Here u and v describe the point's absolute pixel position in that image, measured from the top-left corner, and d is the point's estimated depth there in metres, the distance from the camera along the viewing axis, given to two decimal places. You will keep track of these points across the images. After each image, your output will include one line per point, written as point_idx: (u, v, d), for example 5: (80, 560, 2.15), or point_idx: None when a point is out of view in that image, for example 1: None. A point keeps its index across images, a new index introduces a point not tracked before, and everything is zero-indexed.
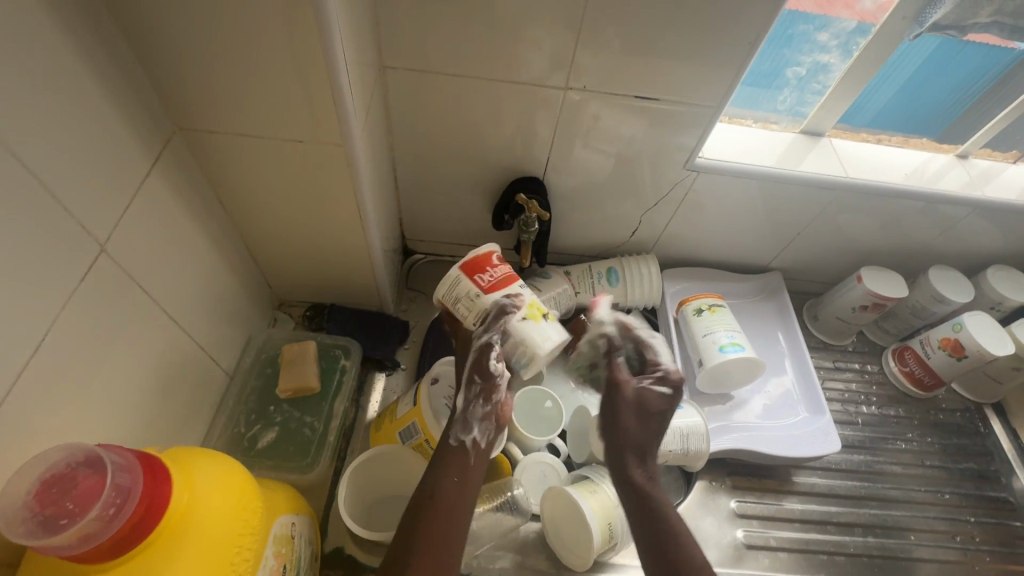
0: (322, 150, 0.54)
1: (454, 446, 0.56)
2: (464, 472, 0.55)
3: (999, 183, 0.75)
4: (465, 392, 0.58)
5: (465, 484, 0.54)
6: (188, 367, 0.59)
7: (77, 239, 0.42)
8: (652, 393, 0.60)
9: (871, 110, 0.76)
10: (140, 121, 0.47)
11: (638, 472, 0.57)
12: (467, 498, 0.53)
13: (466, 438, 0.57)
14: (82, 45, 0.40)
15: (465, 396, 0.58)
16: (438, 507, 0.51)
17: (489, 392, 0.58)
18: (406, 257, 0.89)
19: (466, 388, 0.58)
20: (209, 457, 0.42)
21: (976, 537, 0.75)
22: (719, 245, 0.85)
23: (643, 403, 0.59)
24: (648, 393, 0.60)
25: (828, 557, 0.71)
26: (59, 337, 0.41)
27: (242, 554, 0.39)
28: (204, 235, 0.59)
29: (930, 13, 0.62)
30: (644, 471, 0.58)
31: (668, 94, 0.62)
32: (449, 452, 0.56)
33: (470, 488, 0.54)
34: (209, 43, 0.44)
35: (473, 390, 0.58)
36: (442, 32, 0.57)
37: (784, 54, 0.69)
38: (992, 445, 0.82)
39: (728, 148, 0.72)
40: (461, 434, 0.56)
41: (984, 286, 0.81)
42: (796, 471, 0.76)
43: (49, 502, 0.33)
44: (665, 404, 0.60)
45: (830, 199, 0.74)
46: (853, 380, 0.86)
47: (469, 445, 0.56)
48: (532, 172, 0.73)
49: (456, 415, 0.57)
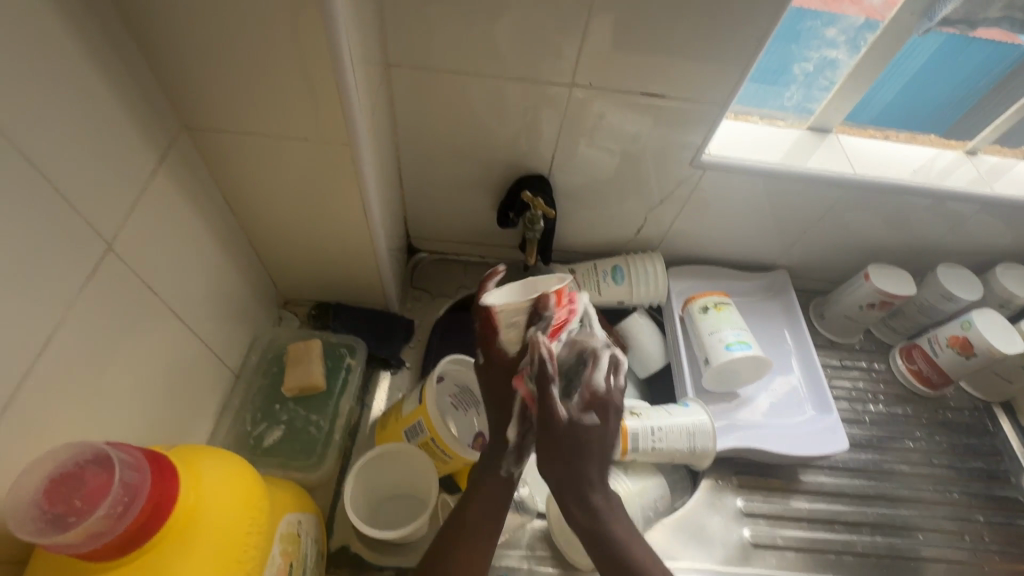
0: (328, 149, 0.54)
1: (503, 475, 0.58)
2: (499, 497, 0.57)
3: (1008, 179, 0.75)
4: (518, 428, 0.59)
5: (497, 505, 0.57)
6: (193, 366, 0.59)
7: (84, 237, 0.42)
8: (583, 428, 0.55)
9: (878, 105, 0.75)
10: (145, 119, 0.47)
11: (591, 502, 0.55)
12: (496, 520, 0.56)
13: (516, 469, 0.59)
14: (88, 42, 0.40)
15: (517, 430, 0.58)
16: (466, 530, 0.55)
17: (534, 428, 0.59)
18: (410, 255, 0.89)
19: (519, 424, 0.58)
20: (216, 455, 0.42)
21: (985, 537, 0.74)
22: (725, 242, 0.84)
23: (574, 436, 0.55)
24: (596, 400, 0.56)
25: (836, 556, 0.70)
26: (66, 334, 0.41)
27: (249, 552, 0.39)
28: (209, 233, 0.59)
29: (938, 8, 0.60)
30: (584, 511, 0.55)
31: (675, 90, 0.61)
32: (495, 477, 0.58)
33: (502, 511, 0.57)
34: (214, 40, 0.44)
35: (524, 427, 0.59)
36: (447, 29, 0.56)
37: (791, 50, 0.69)
38: (1001, 445, 0.82)
39: (735, 146, 0.72)
40: (512, 466, 0.59)
41: (993, 284, 0.80)
42: (803, 469, 0.76)
43: (57, 500, 0.33)
44: (596, 433, 0.55)
45: (837, 197, 0.73)
46: (860, 378, 0.85)
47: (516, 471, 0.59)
48: (537, 170, 0.73)
49: (510, 447, 0.58)
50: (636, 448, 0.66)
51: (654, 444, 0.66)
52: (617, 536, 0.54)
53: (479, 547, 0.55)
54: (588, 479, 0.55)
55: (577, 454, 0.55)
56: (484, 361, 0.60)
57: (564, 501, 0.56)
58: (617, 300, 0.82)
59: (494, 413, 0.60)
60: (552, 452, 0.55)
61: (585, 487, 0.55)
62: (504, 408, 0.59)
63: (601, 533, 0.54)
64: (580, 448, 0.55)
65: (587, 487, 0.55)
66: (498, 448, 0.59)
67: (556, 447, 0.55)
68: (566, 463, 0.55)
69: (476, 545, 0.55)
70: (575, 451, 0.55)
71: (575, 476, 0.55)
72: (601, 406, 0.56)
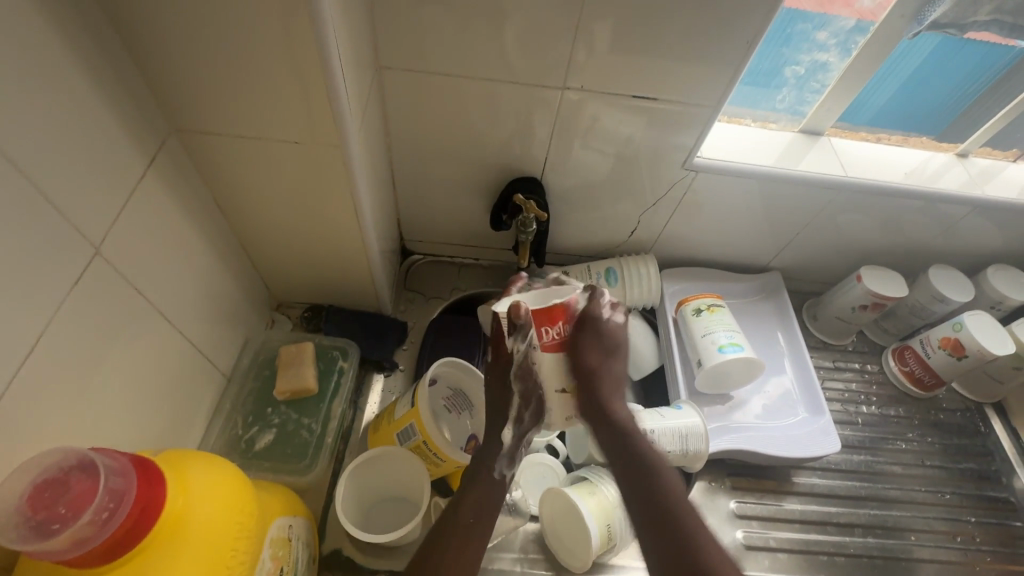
0: (319, 151, 0.54)
1: (495, 477, 0.58)
2: (489, 499, 0.56)
3: (999, 182, 0.75)
4: (513, 429, 0.59)
5: (479, 519, 0.55)
6: (184, 369, 0.59)
7: (72, 242, 0.42)
8: (597, 361, 0.56)
9: (870, 108, 0.76)
10: (134, 122, 0.47)
11: (616, 420, 0.57)
12: (485, 524, 0.55)
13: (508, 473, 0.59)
14: (75, 45, 0.40)
15: (514, 430, 0.59)
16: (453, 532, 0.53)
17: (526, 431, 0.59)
18: (404, 257, 0.89)
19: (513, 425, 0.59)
20: (204, 460, 0.42)
21: (976, 538, 0.74)
22: (718, 244, 0.84)
23: (594, 374, 0.56)
24: (613, 327, 0.59)
25: (829, 557, 0.70)
26: (53, 339, 0.41)
27: (238, 557, 0.39)
28: (200, 236, 0.59)
29: (928, 12, 0.62)
30: (609, 433, 0.57)
31: (667, 92, 0.61)
32: (486, 481, 0.57)
33: (486, 519, 0.55)
34: (203, 44, 0.44)
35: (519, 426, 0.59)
36: (438, 32, 0.56)
37: (782, 53, 0.69)
38: (992, 445, 0.82)
39: (727, 148, 0.72)
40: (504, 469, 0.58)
41: (984, 285, 0.81)
42: (796, 471, 0.76)
43: (42, 507, 0.33)
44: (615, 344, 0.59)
45: (829, 199, 0.74)
46: (853, 379, 0.86)
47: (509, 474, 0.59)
48: (530, 172, 0.73)
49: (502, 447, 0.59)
50: None
51: None
52: (643, 454, 0.56)
53: (467, 552, 0.53)
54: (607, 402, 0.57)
55: (601, 377, 0.56)
56: (491, 359, 0.60)
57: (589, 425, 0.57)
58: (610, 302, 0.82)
59: (491, 413, 0.60)
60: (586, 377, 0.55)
61: (609, 410, 0.57)
62: (501, 408, 0.59)
63: (631, 446, 0.56)
64: (600, 374, 0.56)
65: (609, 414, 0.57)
66: (492, 450, 0.59)
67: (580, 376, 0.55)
68: (593, 388, 0.56)
69: (464, 550, 0.53)
70: (596, 381, 0.56)
71: (598, 403, 0.56)
72: (613, 338, 0.59)
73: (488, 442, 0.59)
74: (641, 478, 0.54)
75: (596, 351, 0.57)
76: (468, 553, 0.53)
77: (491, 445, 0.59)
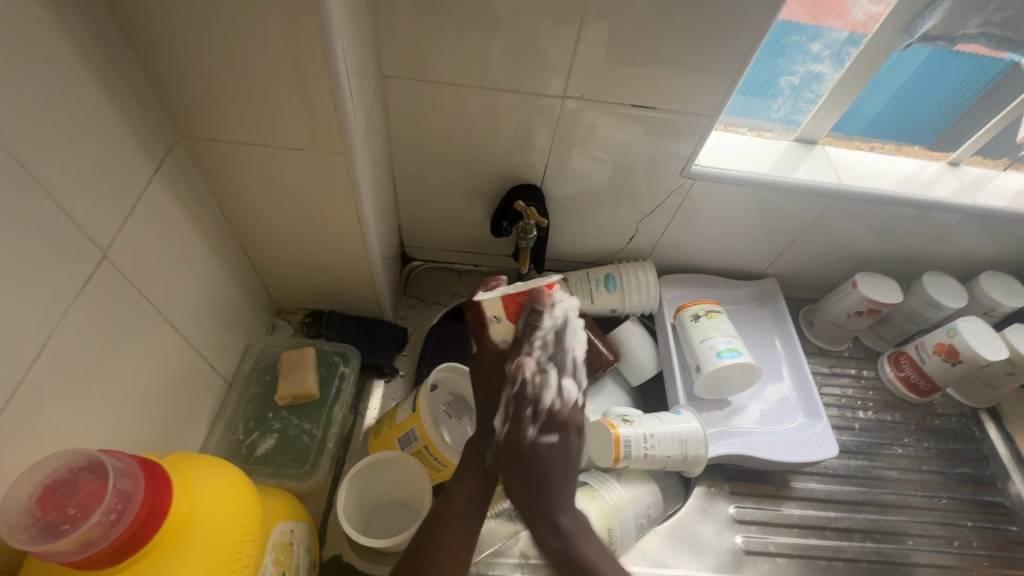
0: (323, 158, 0.55)
1: (484, 466, 0.59)
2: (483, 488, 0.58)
3: (990, 191, 0.76)
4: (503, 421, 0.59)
5: (473, 501, 0.57)
6: (187, 374, 0.59)
7: (81, 245, 0.42)
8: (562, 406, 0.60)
9: (864, 117, 0.77)
10: (142, 129, 0.48)
11: (562, 528, 0.55)
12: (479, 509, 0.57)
13: (499, 462, 0.59)
14: (86, 54, 0.41)
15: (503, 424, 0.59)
16: (445, 524, 0.55)
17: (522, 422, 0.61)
18: (404, 264, 0.89)
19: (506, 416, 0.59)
20: (208, 465, 0.42)
21: (973, 542, 0.75)
22: (716, 251, 0.85)
23: (539, 456, 0.58)
24: (540, 445, 0.58)
25: (827, 562, 0.71)
26: (61, 342, 0.42)
27: (242, 560, 0.40)
28: (203, 241, 0.59)
29: (919, 24, 0.62)
30: (556, 535, 0.55)
31: (665, 102, 0.62)
32: (476, 467, 0.59)
33: (478, 504, 0.57)
34: (211, 52, 0.45)
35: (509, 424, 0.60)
36: (440, 41, 0.57)
37: (778, 64, 0.71)
38: (988, 450, 0.83)
39: (724, 156, 0.73)
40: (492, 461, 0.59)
41: (977, 292, 0.82)
42: (794, 476, 0.77)
43: (52, 508, 0.33)
44: (561, 448, 0.59)
45: (825, 206, 0.75)
46: (849, 385, 0.86)
47: (500, 465, 0.59)
48: (530, 179, 0.74)
49: (493, 441, 0.59)
50: (628, 455, 0.66)
51: (647, 451, 0.67)
52: (587, 556, 0.53)
53: (457, 540, 0.54)
54: (551, 499, 0.56)
55: (536, 484, 0.57)
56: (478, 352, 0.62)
57: (534, 526, 0.56)
58: (609, 308, 0.82)
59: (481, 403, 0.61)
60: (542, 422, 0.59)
61: (551, 512, 0.56)
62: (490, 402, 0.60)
63: (574, 552, 0.54)
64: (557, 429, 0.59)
65: (539, 525, 0.56)
66: (482, 440, 0.60)
67: (520, 462, 0.57)
68: (530, 488, 0.57)
69: (459, 530, 0.55)
70: (535, 473, 0.57)
71: (544, 504, 0.56)
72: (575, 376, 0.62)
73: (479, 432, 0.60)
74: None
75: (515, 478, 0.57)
76: (456, 545, 0.54)
77: (484, 435, 0.60)
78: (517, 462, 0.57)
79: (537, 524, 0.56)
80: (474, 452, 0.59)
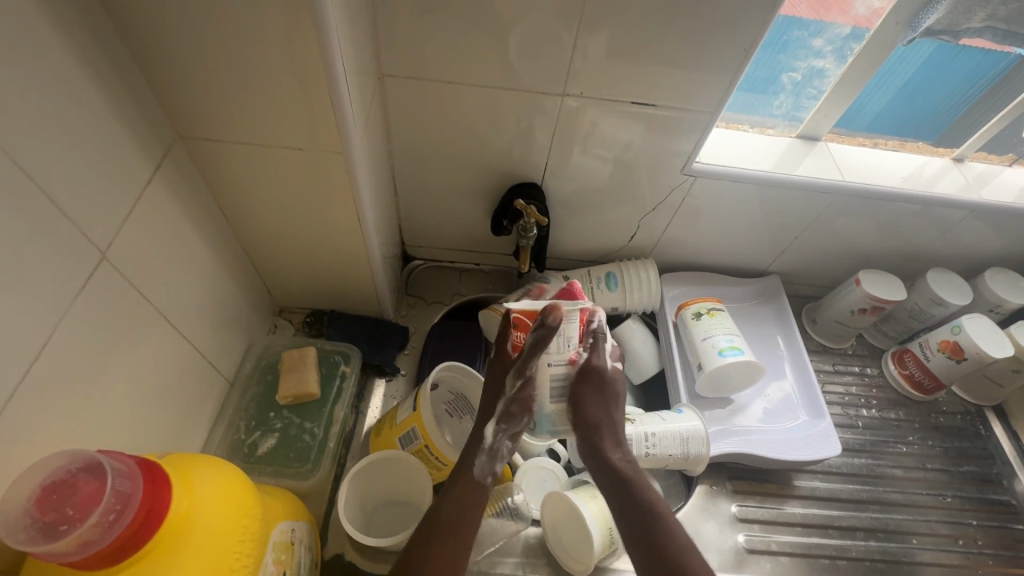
0: (322, 158, 0.55)
1: (474, 476, 0.59)
2: (469, 500, 0.57)
3: (996, 186, 0.76)
4: (495, 427, 0.62)
5: (464, 514, 0.56)
6: (188, 374, 0.59)
7: (79, 247, 0.42)
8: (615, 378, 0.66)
9: (867, 114, 0.77)
10: (141, 129, 0.48)
11: (619, 456, 0.62)
12: (468, 522, 0.56)
13: (488, 471, 0.60)
14: (83, 54, 0.41)
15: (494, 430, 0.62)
16: (436, 533, 0.54)
17: (514, 430, 0.62)
18: (405, 263, 0.89)
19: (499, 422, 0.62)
20: (207, 464, 0.42)
21: (978, 541, 0.74)
22: (718, 249, 0.85)
23: (605, 390, 0.64)
24: (614, 372, 0.66)
25: (831, 561, 0.70)
26: (60, 343, 0.42)
27: (242, 560, 0.40)
28: (203, 241, 0.59)
29: (922, 19, 0.61)
30: (622, 456, 0.62)
31: (665, 99, 0.62)
32: (467, 476, 0.59)
33: (470, 516, 0.56)
34: (209, 52, 0.45)
35: (506, 426, 0.62)
36: (439, 39, 0.57)
37: (779, 60, 0.70)
38: (993, 448, 0.82)
39: (726, 152, 0.72)
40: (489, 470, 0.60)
41: (982, 289, 0.81)
42: (797, 474, 0.76)
43: (49, 508, 0.33)
44: (617, 386, 0.66)
45: (828, 203, 0.74)
46: (853, 383, 0.86)
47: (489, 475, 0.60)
48: (530, 178, 0.74)
49: (483, 446, 0.61)
50: (629, 454, 0.66)
51: (648, 450, 0.67)
52: (648, 488, 0.59)
53: (444, 551, 0.54)
54: (616, 421, 0.64)
55: (607, 403, 0.64)
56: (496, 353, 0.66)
57: (598, 442, 0.63)
58: (611, 306, 0.82)
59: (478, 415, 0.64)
60: (592, 394, 0.64)
61: (617, 435, 0.64)
62: (489, 407, 0.63)
63: (638, 476, 0.60)
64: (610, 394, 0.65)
65: (609, 447, 0.62)
66: (471, 451, 0.61)
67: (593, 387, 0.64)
68: (607, 407, 0.64)
69: (444, 543, 0.54)
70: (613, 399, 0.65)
71: (612, 428, 0.63)
72: (616, 368, 0.68)
73: (473, 438, 0.62)
74: (628, 508, 0.58)
75: (595, 400, 0.63)
76: (444, 551, 0.54)
77: (477, 443, 0.61)
78: (590, 381, 0.64)
79: (606, 441, 0.62)
80: (464, 465, 0.60)
